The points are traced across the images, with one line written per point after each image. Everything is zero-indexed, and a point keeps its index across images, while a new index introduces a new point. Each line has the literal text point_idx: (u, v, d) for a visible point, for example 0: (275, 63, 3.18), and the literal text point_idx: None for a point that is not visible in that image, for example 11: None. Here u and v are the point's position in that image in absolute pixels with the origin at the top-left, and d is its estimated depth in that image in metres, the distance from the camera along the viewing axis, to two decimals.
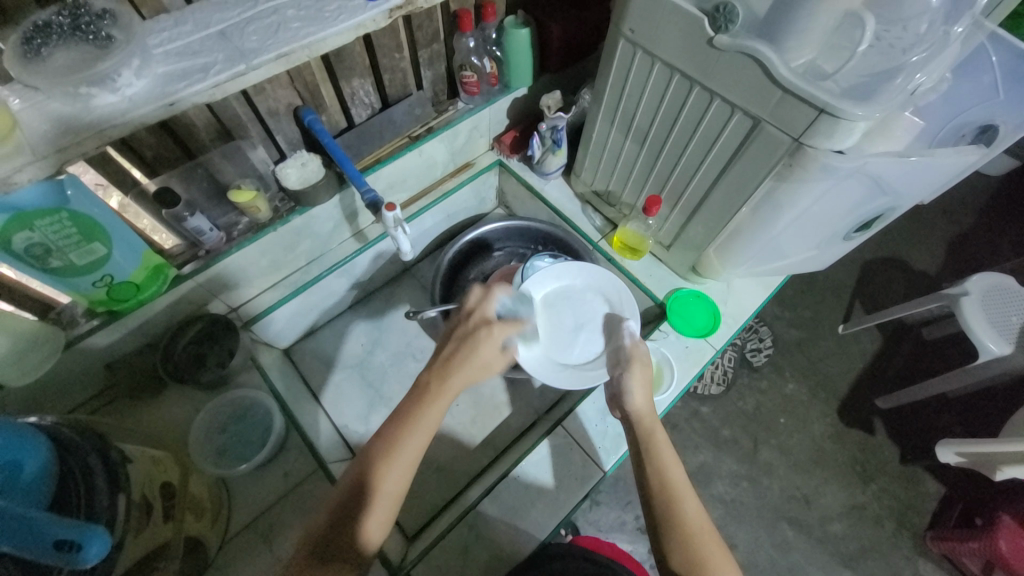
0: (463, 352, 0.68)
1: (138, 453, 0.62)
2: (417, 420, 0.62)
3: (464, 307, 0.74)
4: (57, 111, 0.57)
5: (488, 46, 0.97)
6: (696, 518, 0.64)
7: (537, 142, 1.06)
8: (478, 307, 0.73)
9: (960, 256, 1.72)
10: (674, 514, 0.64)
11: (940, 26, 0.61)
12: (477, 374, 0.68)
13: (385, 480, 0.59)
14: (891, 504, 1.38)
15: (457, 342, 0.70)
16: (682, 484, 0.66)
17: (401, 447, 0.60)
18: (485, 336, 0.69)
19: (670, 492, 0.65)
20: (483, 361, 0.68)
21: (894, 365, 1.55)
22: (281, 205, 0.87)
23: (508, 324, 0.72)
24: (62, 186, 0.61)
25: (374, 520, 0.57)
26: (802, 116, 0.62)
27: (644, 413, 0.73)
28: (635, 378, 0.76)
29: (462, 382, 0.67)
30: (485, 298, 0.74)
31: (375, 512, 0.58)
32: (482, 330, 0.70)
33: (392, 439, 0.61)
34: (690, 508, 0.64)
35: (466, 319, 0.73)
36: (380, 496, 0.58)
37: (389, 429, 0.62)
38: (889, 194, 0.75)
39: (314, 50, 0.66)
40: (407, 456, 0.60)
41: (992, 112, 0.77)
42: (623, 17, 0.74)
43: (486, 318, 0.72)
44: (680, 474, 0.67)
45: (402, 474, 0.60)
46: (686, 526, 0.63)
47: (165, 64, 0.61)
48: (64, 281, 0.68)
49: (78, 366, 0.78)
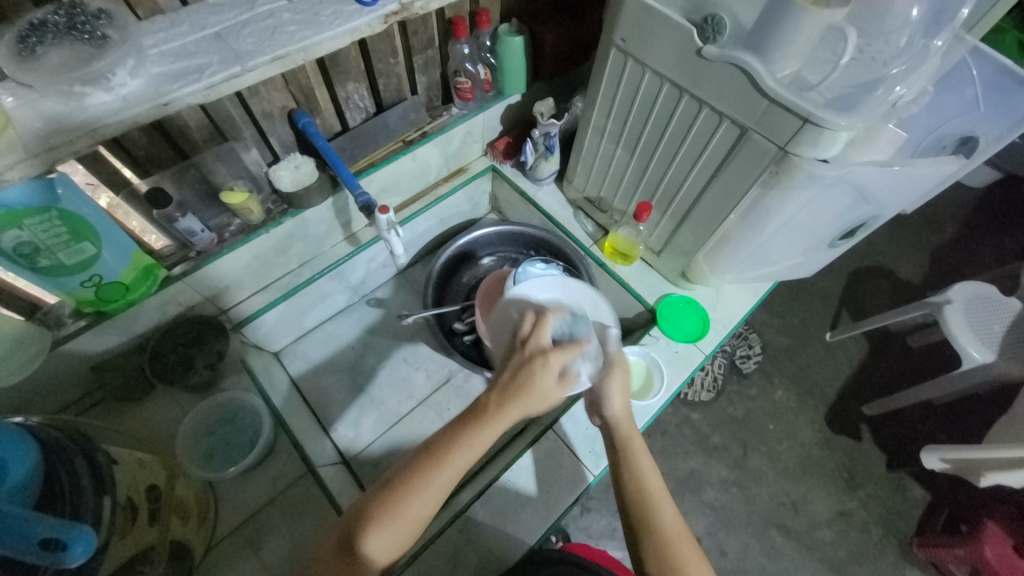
0: (518, 378, 0.64)
1: (123, 454, 0.62)
2: (463, 445, 0.59)
3: (518, 335, 0.69)
4: (51, 110, 0.57)
5: (483, 53, 0.98)
6: (674, 525, 0.64)
7: (530, 149, 1.07)
8: (534, 336, 0.68)
9: (943, 266, 1.76)
10: (651, 521, 0.64)
11: (920, 40, 0.63)
12: (533, 405, 0.63)
13: (403, 510, 0.56)
14: (878, 510, 1.40)
15: (513, 370, 0.65)
16: (659, 491, 0.66)
17: (438, 473, 0.58)
18: (541, 365, 0.64)
19: (645, 498, 0.65)
20: (541, 392, 0.63)
21: (880, 372, 1.58)
22: (274, 208, 0.88)
23: (565, 352, 0.66)
24: (53, 185, 0.61)
25: (381, 543, 0.55)
26: (788, 126, 0.63)
27: (621, 418, 0.73)
28: (614, 384, 0.73)
29: (518, 412, 0.62)
30: (539, 325, 0.69)
31: (385, 538, 0.55)
32: (538, 359, 0.65)
33: (430, 466, 0.58)
34: (667, 514, 0.65)
35: (520, 347, 0.68)
36: (388, 526, 0.55)
37: (433, 457, 0.59)
38: (873, 202, 0.77)
39: (310, 53, 0.67)
40: (443, 483, 0.58)
41: (972, 124, 0.80)
42: (615, 26, 0.75)
43: (543, 347, 0.66)
44: (656, 479, 0.67)
45: (426, 506, 0.57)
46: (663, 533, 0.63)
47: (160, 65, 0.61)
48: (51, 280, 0.67)
49: (63, 367, 0.77)
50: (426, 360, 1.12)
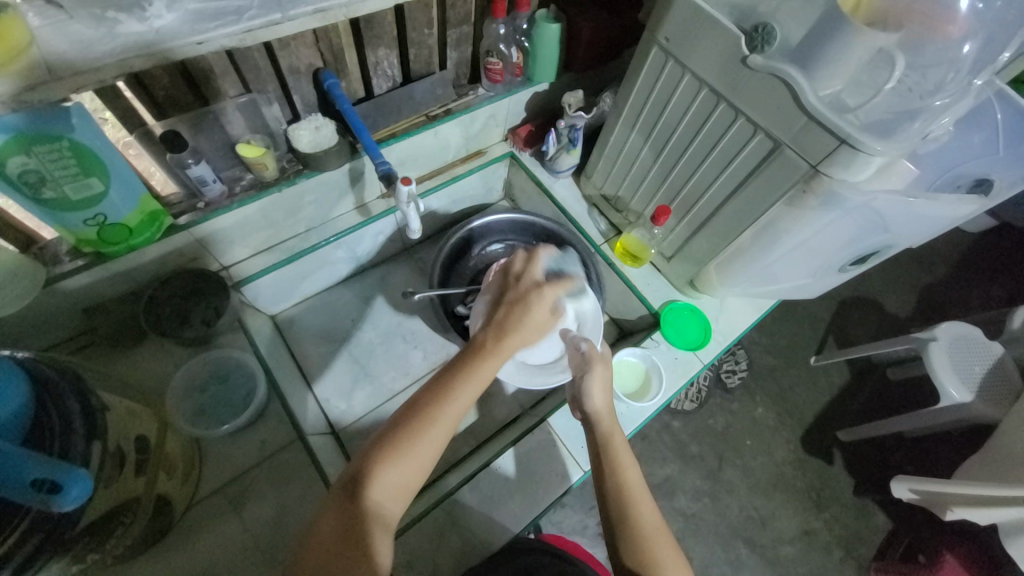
0: (516, 315, 0.71)
1: (115, 402, 0.59)
2: (464, 382, 0.62)
3: (511, 272, 0.77)
4: (77, 33, 0.54)
5: (518, 36, 0.96)
6: (652, 522, 0.65)
7: (553, 139, 1.06)
8: (526, 271, 0.76)
9: (930, 304, 1.80)
10: (629, 518, 0.65)
11: (965, 77, 0.61)
12: (532, 334, 0.71)
13: (403, 460, 0.56)
14: (841, 532, 1.44)
15: (509, 305, 0.72)
16: (638, 487, 0.67)
17: (439, 415, 0.59)
18: (537, 299, 0.72)
19: (625, 496, 0.66)
20: (535, 323, 0.71)
21: (859, 401, 1.61)
22: (289, 166, 0.86)
23: (558, 287, 0.75)
24: (67, 114, 0.58)
25: (387, 492, 0.55)
26: (823, 145, 0.64)
27: (602, 413, 0.73)
28: (595, 377, 0.74)
29: (516, 342, 0.69)
30: (530, 262, 0.77)
31: (392, 482, 0.55)
32: (533, 293, 0.73)
33: (422, 418, 0.59)
34: (645, 510, 0.65)
35: (515, 283, 0.75)
36: (391, 478, 0.56)
37: (426, 401, 0.60)
38: (889, 232, 0.78)
39: (352, 11, 0.65)
40: (445, 426, 0.59)
41: (990, 167, 0.82)
42: (660, 24, 0.75)
43: (537, 281, 0.75)
44: (636, 477, 0.68)
45: (427, 455, 0.58)
46: (642, 532, 0.64)
47: (197, 2, 0.58)
48: (53, 214, 0.65)
49: (57, 305, 0.75)
50: (424, 339, 1.11)
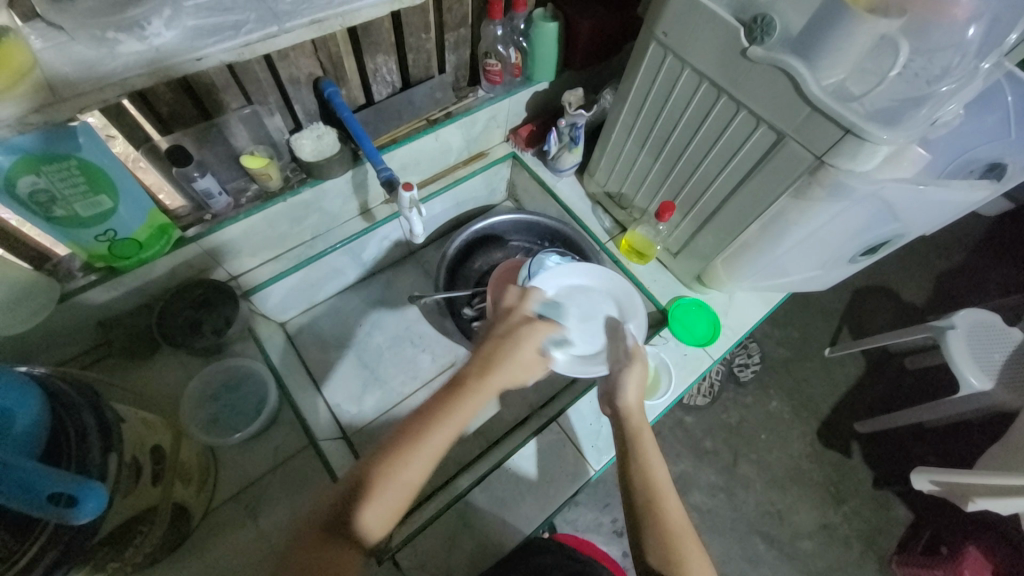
0: (504, 349, 0.68)
1: (130, 414, 0.61)
2: (444, 418, 0.60)
3: (503, 306, 0.75)
4: (80, 55, 0.55)
5: (516, 36, 0.96)
6: (678, 521, 0.64)
7: (554, 138, 1.05)
8: (518, 305, 0.74)
9: (948, 291, 1.76)
10: (654, 514, 0.64)
11: (972, 61, 0.60)
12: (518, 374, 0.67)
13: (380, 493, 0.56)
14: (861, 526, 1.41)
15: (499, 338, 0.69)
16: (666, 485, 0.67)
17: (417, 450, 0.58)
18: (528, 334, 0.70)
19: (652, 493, 0.66)
20: (523, 360, 0.67)
21: (876, 392, 1.58)
22: (292, 176, 0.87)
23: (549, 325, 0.72)
24: (74, 134, 0.60)
25: (375, 519, 0.55)
26: (827, 136, 0.62)
27: (632, 409, 0.73)
28: (630, 374, 0.75)
29: (503, 378, 0.65)
30: (522, 297, 0.76)
31: (370, 515, 0.55)
32: (523, 329, 0.70)
33: (418, 430, 0.60)
34: (672, 509, 0.65)
35: (507, 317, 0.73)
36: (370, 508, 0.55)
37: (406, 436, 0.59)
38: (898, 221, 0.76)
39: (348, 20, 0.65)
40: (434, 445, 0.59)
41: (1001, 151, 0.79)
42: (658, 18, 0.74)
43: (528, 316, 0.73)
44: (663, 475, 0.67)
45: (402, 490, 0.57)
46: (667, 529, 0.63)
47: (195, 18, 0.59)
48: (66, 231, 0.66)
49: (72, 319, 0.76)
50: (431, 342, 1.12)
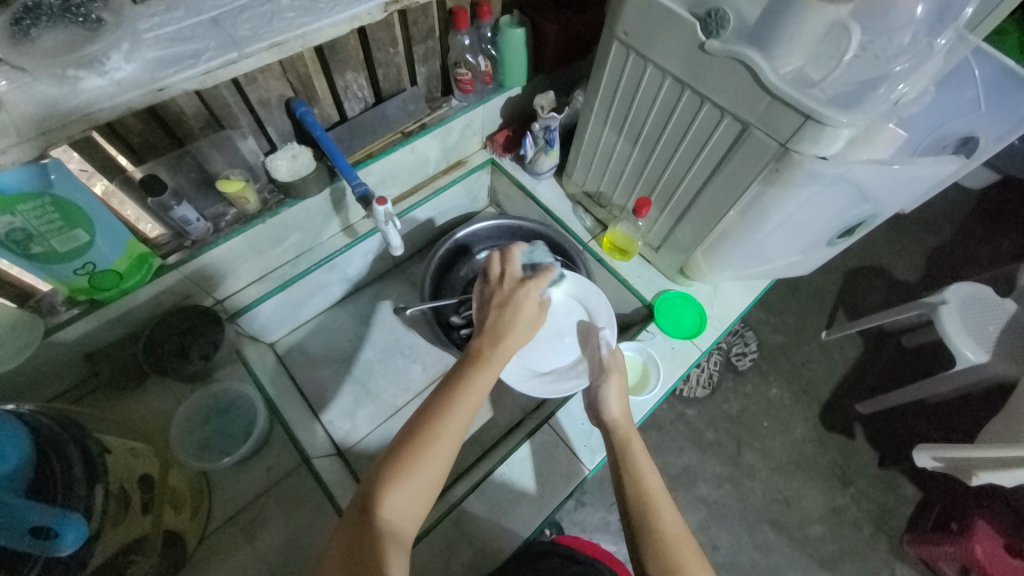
0: (508, 315, 0.73)
1: (116, 444, 0.61)
2: (466, 389, 0.62)
3: (491, 277, 0.79)
4: (44, 94, 0.56)
5: (483, 44, 0.97)
6: (672, 527, 0.63)
7: (529, 142, 1.06)
8: (506, 271, 0.78)
9: (939, 266, 1.77)
10: (649, 523, 0.63)
11: (923, 39, 0.63)
12: (524, 331, 0.72)
13: (411, 479, 0.56)
14: (870, 507, 1.41)
15: (498, 307, 0.73)
16: (658, 492, 0.66)
17: (445, 424, 0.59)
18: (524, 295, 0.74)
19: (646, 503, 0.65)
20: (527, 318, 0.72)
21: (875, 371, 1.58)
22: (271, 198, 0.87)
23: (542, 280, 0.77)
24: (45, 170, 0.59)
25: (400, 508, 0.54)
26: (789, 123, 0.63)
27: (619, 419, 0.76)
28: (612, 385, 0.80)
29: (511, 346, 0.70)
30: (507, 261, 0.80)
31: (407, 496, 0.55)
32: (520, 291, 0.75)
33: (441, 407, 0.61)
34: (665, 517, 0.64)
35: (500, 285, 0.77)
36: (405, 495, 0.55)
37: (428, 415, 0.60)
38: (872, 201, 0.77)
39: (308, 41, 0.66)
40: (459, 421, 0.60)
41: (973, 125, 0.79)
42: (617, 19, 0.75)
43: (519, 280, 0.77)
44: (658, 486, 0.67)
45: (436, 468, 0.57)
46: (662, 538, 0.62)
47: (155, 49, 0.60)
48: (45, 267, 0.67)
49: (57, 354, 0.77)
50: (423, 353, 1.12)
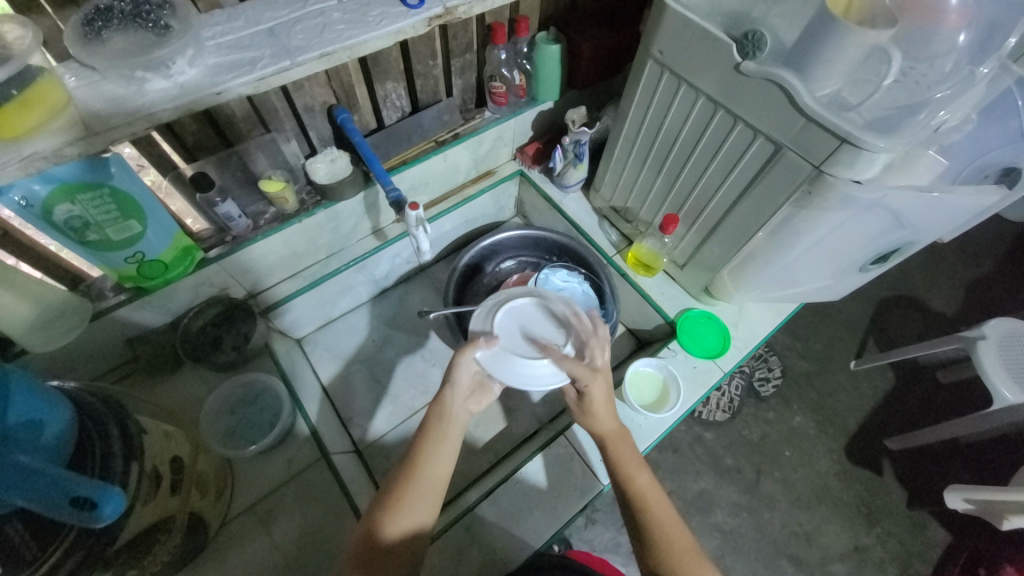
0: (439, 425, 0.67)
1: (151, 426, 0.64)
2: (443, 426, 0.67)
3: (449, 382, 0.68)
4: (110, 92, 0.61)
5: (519, 59, 1.00)
6: (666, 522, 0.66)
7: (559, 155, 1.08)
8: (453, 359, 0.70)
9: (979, 301, 1.70)
10: (645, 521, 0.66)
11: (965, 66, 0.63)
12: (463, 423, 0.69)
13: (426, 467, 0.64)
14: (896, 548, 1.35)
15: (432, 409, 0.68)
16: (649, 488, 0.69)
17: (435, 447, 0.66)
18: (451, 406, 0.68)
19: (639, 502, 0.68)
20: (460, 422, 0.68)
21: (906, 406, 1.52)
22: (308, 199, 0.91)
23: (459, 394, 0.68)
24: (107, 163, 0.65)
25: (406, 518, 0.61)
26: (824, 145, 0.63)
27: (614, 432, 0.71)
28: (605, 404, 0.70)
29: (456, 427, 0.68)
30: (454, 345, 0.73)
31: (422, 498, 0.62)
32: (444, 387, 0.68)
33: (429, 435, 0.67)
34: (659, 509, 0.67)
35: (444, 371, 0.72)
36: (426, 484, 0.63)
37: (433, 414, 0.68)
38: (909, 228, 0.75)
39: (355, 52, 0.69)
40: (448, 442, 0.67)
41: (1016, 155, 0.77)
42: (653, 38, 0.76)
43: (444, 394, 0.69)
44: (647, 480, 0.70)
45: (440, 470, 0.65)
46: (659, 535, 0.65)
47: (216, 56, 0.64)
48: (98, 254, 0.71)
49: (101, 337, 0.81)
50: (442, 357, 1.14)
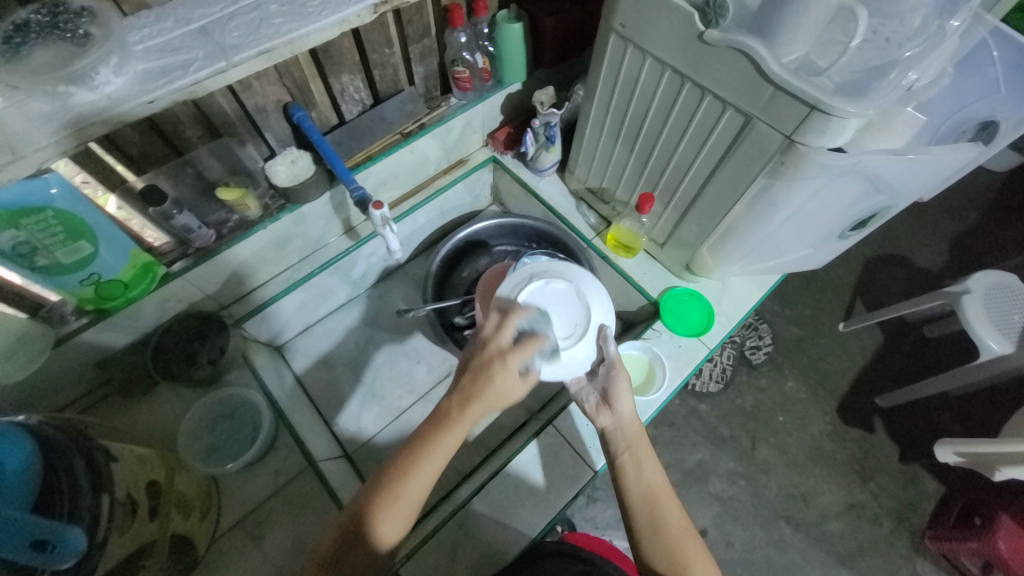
0: (483, 380, 0.61)
1: (122, 452, 0.62)
2: (460, 417, 0.60)
3: (479, 338, 0.67)
4: (38, 111, 0.57)
5: (480, 41, 0.95)
6: (677, 522, 0.66)
7: (530, 139, 1.04)
8: (495, 338, 0.66)
9: (964, 254, 1.70)
10: (657, 519, 0.65)
11: (933, 21, 0.60)
12: (497, 404, 0.62)
13: (409, 483, 0.58)
14: (889, 503, 1.37)
15: (472, 371, 0.63)
16: (661, 484, 0.68)
17: (433, 449, 0.59)
18: (499, 369, 0.62)
19: (652, 500, 0.67)
20: (502, 390, 0.61)
21: (894, 363, 1.54)
22: (272, 203, 0.87)
23: (526, 350, 0.64)
24: (47, 184, 0.61)
25: (392, 526, 0.58)
26: (795, 114, 0.61)
27: (631, 418, 0.74)
28: (623, 379, 0.76)
29: (482, 411, 0.61)
30: (501, 327, 0.68)
31: (393, 520, 0.58)
32: (497, 361, 0.62)
33: (432, 429, 0.60)
34: (670, 509, 0.66)
35: (481, 349, 0.65)
36: (402, 502, 0.58)
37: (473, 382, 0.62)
38: (886, 192, 0.73)
39: (298, 46, 0.65)
40: (444, 450, 0.60)
41: (994, 108, 0.74)
42: (613, 11, 0.73)
43: (502, 350, 0.64)
44: (660, 476, 0.69)
45: (424, 481, 0.59)
46: (670, 535, 0.65)
47: (145, 61, 0.60)
48: (50, 279, 0.68)
49: (68, 363, 0.78)
50: (427, 353, 1.13)
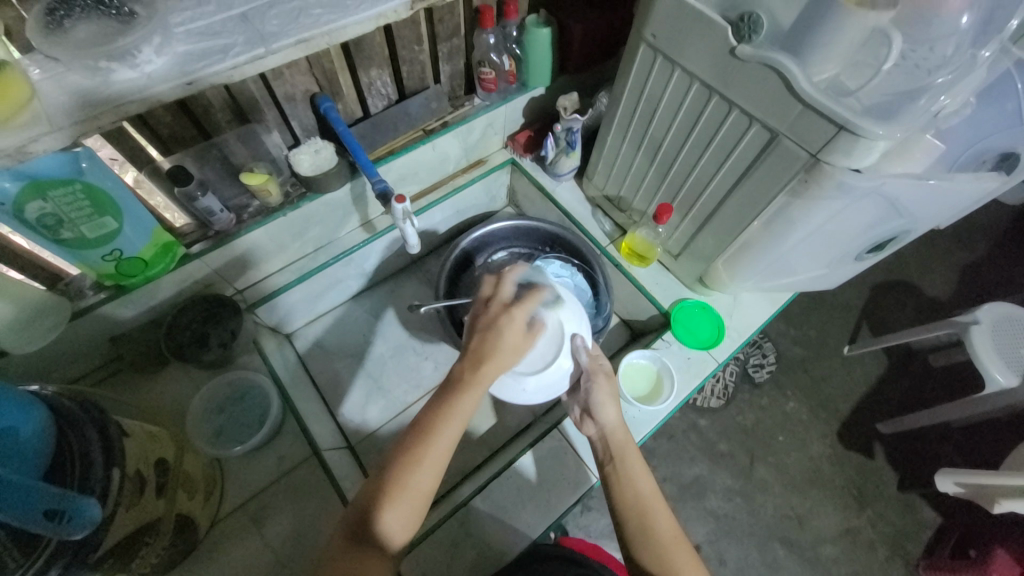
0: (491, 337, 0.66)
1: (134, 428, 0.62)
2: (475, 383, 0.62)
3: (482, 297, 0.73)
4: (75, 84, 0.58)
5: (508, 43, 0.96)
6: (667, 531, 0.64)
7: (551, 144, 1.05)
8: (497, 294, 0.71)
9: (973, 284, 1.70)
10: (644, 525, 0.65)
11: (967, 49, 0.60)
12: (509, 357, 0.66)
13: (415, 476, 0.57)
14: (886, 530, 1.36)
15: (481, 331, 0.67)
16: (652, 496, 0.68)
17: (441, 430, 0.59)
18: (507, 320, 0.67)
19: (639, 508, 0.66)
20: (513, 342, 0.66)
21: (897, 390, 1.53)
22: (292, 190, 0.88)
23: (527, 303, 0.70)
24: (78, 158, 0.62)
25: (399, 516, 0.56)
26: (822, 133, 0.61)
27: (616, 427, 0.75)
28: (601, 391, 0.77)
29: (496, 369, 0.64)
30: (500, 284, 0.73)
31: (399, 513, 0.56)
32: (503, 315, 0.68)
33: (441, 405, 0.61)
34: (660, 517, 0.66)
35: (485, 307, 0.70)
36: (404, 494, 0.56)
37: (480, 346, 0.65)
38: (905, 217, 0.73)
39: (334, 38, 0.66)
40: (457, 421, 0.60)
41: (1015, 140, 0.75)
42: (646, 21, 0.73)
43: (505, 303, 0.70)
44: (650, 488, 0.68)
45: (435, 466, 0.58)
46: (657, 542, 0.63)
47: (185, 43, 0.61)
48: (73, 252, 0.68)
49: (84, 337, 0.80)
50: (434, 350, 1.13)
